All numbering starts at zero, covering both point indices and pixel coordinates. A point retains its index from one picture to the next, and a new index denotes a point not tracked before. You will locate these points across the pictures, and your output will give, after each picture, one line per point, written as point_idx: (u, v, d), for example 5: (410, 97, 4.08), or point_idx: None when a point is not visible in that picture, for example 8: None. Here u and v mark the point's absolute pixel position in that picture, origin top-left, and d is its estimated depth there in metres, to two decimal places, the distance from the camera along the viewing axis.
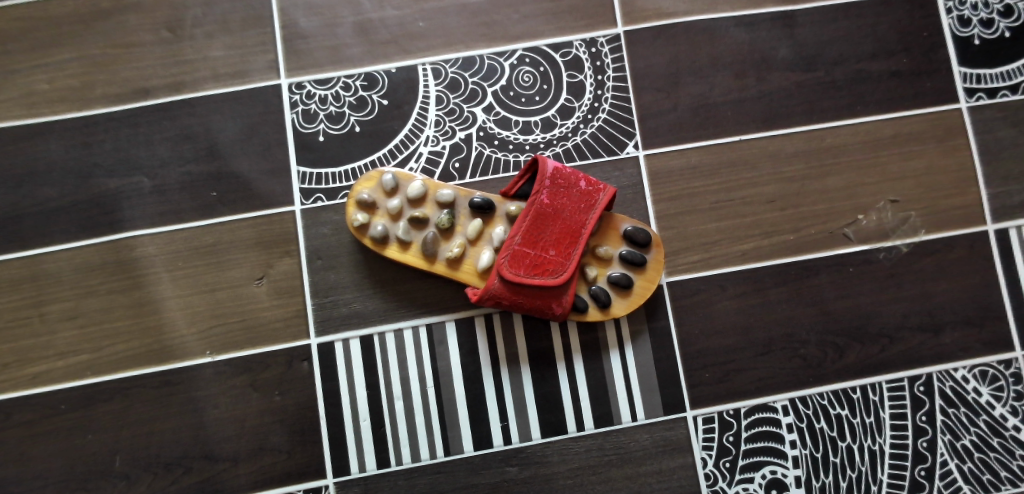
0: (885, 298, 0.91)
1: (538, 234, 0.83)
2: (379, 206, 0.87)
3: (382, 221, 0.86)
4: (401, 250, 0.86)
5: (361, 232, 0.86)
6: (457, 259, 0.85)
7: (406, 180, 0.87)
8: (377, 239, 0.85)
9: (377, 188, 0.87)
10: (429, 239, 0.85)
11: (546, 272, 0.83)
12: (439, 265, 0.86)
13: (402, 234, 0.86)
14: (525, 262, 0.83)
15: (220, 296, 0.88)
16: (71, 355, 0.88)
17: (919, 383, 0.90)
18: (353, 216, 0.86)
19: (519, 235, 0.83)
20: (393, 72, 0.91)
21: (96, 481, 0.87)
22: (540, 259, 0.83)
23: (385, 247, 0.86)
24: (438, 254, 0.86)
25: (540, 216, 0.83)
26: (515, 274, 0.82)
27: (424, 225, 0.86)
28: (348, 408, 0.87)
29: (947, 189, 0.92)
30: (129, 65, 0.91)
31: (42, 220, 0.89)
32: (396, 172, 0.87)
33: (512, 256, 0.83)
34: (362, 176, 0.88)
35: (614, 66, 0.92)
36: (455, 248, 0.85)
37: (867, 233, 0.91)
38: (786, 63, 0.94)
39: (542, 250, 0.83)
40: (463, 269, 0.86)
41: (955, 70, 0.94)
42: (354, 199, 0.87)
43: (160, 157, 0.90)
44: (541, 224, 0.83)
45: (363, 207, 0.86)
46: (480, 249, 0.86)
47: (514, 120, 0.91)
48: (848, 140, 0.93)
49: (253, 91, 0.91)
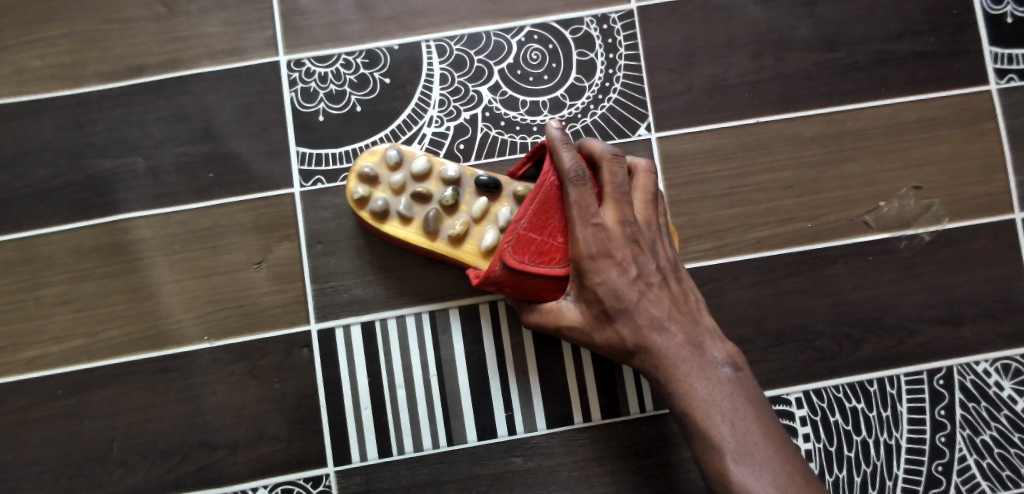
0: (905, 289, 0.88)
1: (546, 219, 0.75)
2: (381, 180, 0.83)
3: (384, 195, 0.82)
4: (401, 227, 0.82)
5: (359, 206, 0.82)
6: (459, 237, 0.81)
7: (412, 155, 0.84)
8: (376, 214, 0.82)
9: (382, 162, 0.84)
10: (432, 216, 0.81)
11: (553, 262, 0.75)
12: (442, 244, 0.81)
13: (403, 210, 0.82)
14: (531, 249, 0.75)
15: (218, 281, 0.86)
16: (66, 340, 0.86)
17: (939, 377, 0.87)
18: (352, 189, 0.82)
19: (526, 219, 0.75)
20: (395, 50, 0.88)
21: (92, 468, 0.85)
22: (548, 247, 0.75)
23: (385, 223, 0.82)
24: (440, 232, 0.81)
25: (549, 200, 0.76)
26: (519, 260, 0.74)
27: (428, 202, 0.82)
28: (349, 396, 0.85)
29: (972, 176, 0.89)
30: (123, 41, 0.88)
31: (34, 201, 0.86)
32: (401, 148, 0.84)
33: (517, 241, 0.75)
34: (365, 150, 0.84)
35: (626, 43, 0.89)
36: (458, 225, 0.81)
37: (887, 221, 0.88)
38: (805, 43, 0.90)
39: (551, 237, 0.75)
40: (465, 248, 0.81)
41: (985, 49, 0.90)
42: (353, 172, 0.83)
43: (155, 138, 0.87)
44: (551, 208, 0.76)
45: (364, 180, 0.83)
46: (485, 230, 0.82)
47: (521, 101, 0.88)
48: (870, 124, 0.89)
49: (250, 69, 0.88)
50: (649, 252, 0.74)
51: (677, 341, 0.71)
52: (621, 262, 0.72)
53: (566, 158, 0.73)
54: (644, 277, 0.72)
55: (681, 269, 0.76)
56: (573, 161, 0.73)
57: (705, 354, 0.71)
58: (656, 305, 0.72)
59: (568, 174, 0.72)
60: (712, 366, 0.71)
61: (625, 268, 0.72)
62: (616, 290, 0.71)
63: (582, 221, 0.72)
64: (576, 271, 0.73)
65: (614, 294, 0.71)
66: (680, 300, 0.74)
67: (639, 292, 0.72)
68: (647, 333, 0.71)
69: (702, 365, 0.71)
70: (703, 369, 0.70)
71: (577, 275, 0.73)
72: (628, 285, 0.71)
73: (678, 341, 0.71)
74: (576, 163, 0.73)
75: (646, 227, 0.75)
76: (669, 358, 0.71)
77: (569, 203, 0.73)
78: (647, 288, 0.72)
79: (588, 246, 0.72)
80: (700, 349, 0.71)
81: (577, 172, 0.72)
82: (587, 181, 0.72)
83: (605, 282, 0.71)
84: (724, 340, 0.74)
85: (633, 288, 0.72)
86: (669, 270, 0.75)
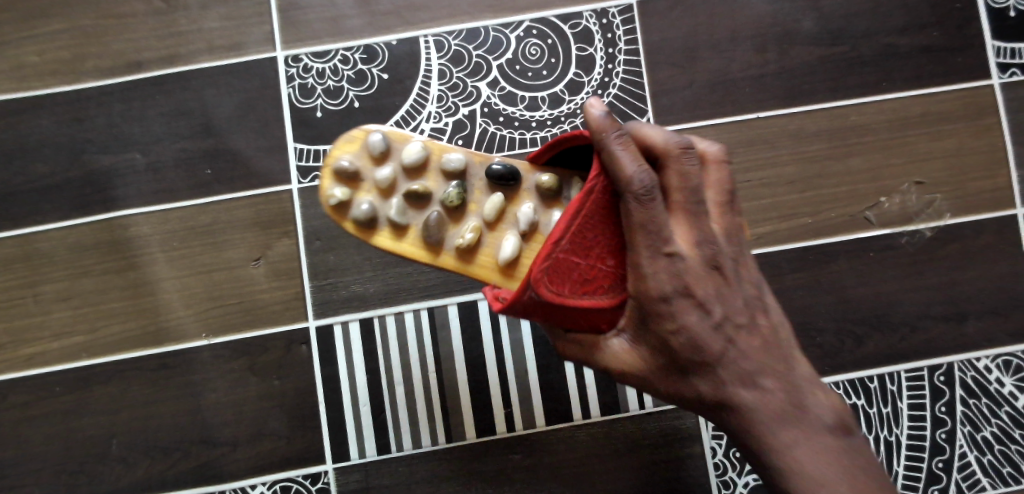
0: (907, 285, 0.87)
1: (594, 237, 0.55)
2: (365, 178, 0.66)
3: (369, 197, 0.66)
4: (395, 239, 0.65)
5: (339, 213, 0.65)
6: (470, 247, 0.64)
7: (403, 142, 0.67)
8: (362, 222, 0.65)
9: (364, 152, 0.67)
10: (433, 222, 0.64)
11: (598, 291, 0.56)
12: (448, 258, 0.65)
13: (396, 215, 0.65)
14: (571, 277, 0.55)
15: (217, 278, 0.86)
16: (66, 336, 0.86)
17: (939, 373, 0.86)
18: (328, 191, 0.65)
19: (568, 238, 0.55)
20: (393, 45, 0.87)
21: (93, 464, 0.85)
22: (592, 273, 0.56)
23: (374, 233, 0.65)
24: (445, 242, 0.65)
25: (601, 211, 0.55)
26: (558, 293, 0.55)
27: (426, 202, 0.66)
28: (347, 392, 0.85)
29: (976, 172, 0.88)
30: (121, 37, 0.88)
31: (33, 197, 0.86)
32: (387, 132, 0.67)
33: (554, 268, 0.55)
34: (341, 137, 0.67)
35: (627, 38, 0.88)
36: (468, 233, 0.64)
37: (889, 217, 0.87)
38: (807, 37, 0.89)
39: (596, 259, 0.56)
40: (478, 262, 0.65)
41: (990, 43, 0.89)
42: (328, 168, 0.66)
43: (153, 134, 0.87)
44: (599, 222, 0.55)
45: (343, 180, 0.66)
46: (503, 236, 0.65)
47: (520, 96, 0.87)
48: (872, 119, 0.88)
49: (247, 64, 0.87)
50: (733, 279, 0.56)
51: (773, 392, 0.54)
52: (700, 298, 0.54)
53: (627, 163, 0.52)
54: (727, 315, 0.55)
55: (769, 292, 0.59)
56: (637, 166, 0.52)
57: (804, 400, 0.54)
58: (744, 348, 0.55)
59: (630, 185, 0.52)
60: (820, 434, 0.54)
61: (707, 308, 0.54)
62: (695, 336, 0.54)
63: (650, 249, 0.53)
64: (640, 311, 0.55)
65: (693, 341, 0.54)
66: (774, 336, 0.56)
67: (721, 332, 0.55)
68: (735, 385, 0.54)
69: (810, 432, 0.54)
70: (807, 421, 0.54)
71: (641, 315, 0.55)
72: (708, 326, 0.54)
73: (774, 390, 0.54)
74: (643, 168, 0.52)
75: (731, 250, 0.57)
76: (764, 418, 0.54)
77: (630, 223, 0.53)
78: (732, 326, 0.55)
79: (659, 282, 0.53)
80: (801, 396, 0.55)
81: (644, 182, 0.52)
82: (656, 194, 0.52)
83: (681, 326, 0.54)
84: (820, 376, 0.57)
85: (714, 328, 0.54)
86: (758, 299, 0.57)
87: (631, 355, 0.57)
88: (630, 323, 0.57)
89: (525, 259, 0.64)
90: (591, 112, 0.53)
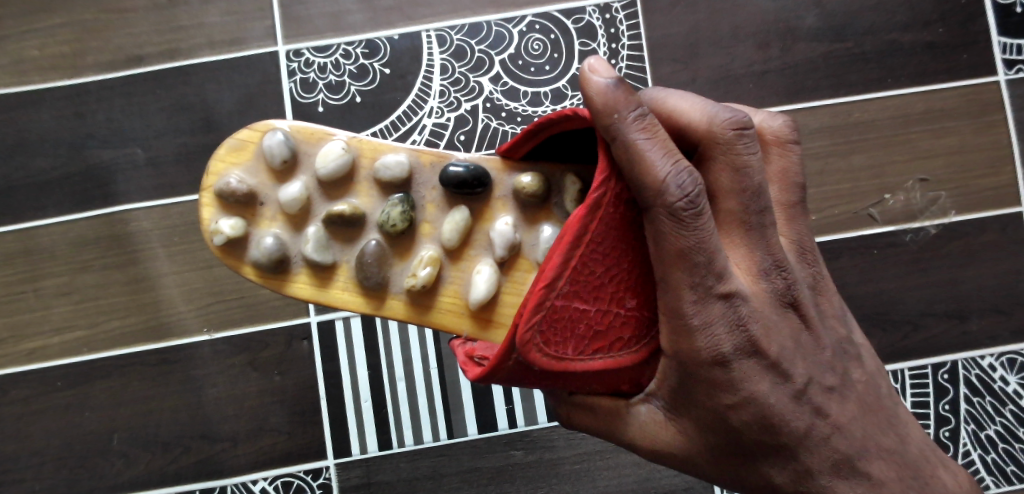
0: (911, 282, 0.87)
1: (594, 272, 0.46)
2: (265, 203, 0.54)
3: (275, 228, 0.54)
4: (320, 282, 0.54)
5: (235, 252, 0.54)
6: (423, 289, 0.54)
7: (312, 144, 0.55)
8: (271, 263, 0.53)
9: (260, 163, 0.54)
10: (368, 256, 0.53)
11: (613, 347, 0.48)
12: (393, 301, 0.54)
13: (315, 252, 0.53)
14: (576, 332, 0.47)
15: (218, 274, 0.85)
16: (66, 331, 0.85)
17: (944, 371, 0.86)
18: (216, 224, 0.54)
19: (568, 277, 0.46)
20: (395, 40, 0.87)
21: (94, 458, 0.86)
22: (604, 323, 0.48)
23: (287, 276, 0.54)
24: (388, 282, 0.54)
25: (602, 241, 0.46)
26: (560, 356, 0.47)
27: (356, 229, 0.54)
28: (348, 388, 0.85)
29: (979, 169, 0.88)
30: (123, 31, 0.88)
31: (34, 192, 0.86)
32: (291, 138, 0.54)
33: (551, 320, 0.46)
34: (227, 143, 0.55)
35: (630, 33, 0.88)
36: (421, 271, 0.53)
37: (893, 214, 0.87)
38: (812, 32, 0.89)
39: (610, 303, 0.48)
40: (440, 304, 0.54)
41: (995, 40, 0.89)
42: (214, 190, 0.54)
43: (154, 128, 0.86)
44: (612, 250, 0.47)
45: (238, 205, 0.54)
46: (467, 267, 0.54)
47: (522, 91, 0.87)
48: (877, 115, 0.88)
49: (248, 59, 0.87)
50: (796, 325, 0.49)
51: (874, 474, 0.49)
52: (765, 355, 0.47)
53: (658, 163, 0.43)
54: (797, 374, 0.48)
55: (840, 340, 0.53)
56: (672, 168, 0.43)
57: (913, 481, 0.51)
58: (825, 419, 0.49)
59: (662, 196, 0.43)
60: None
61: (772, 375, 0.47)
62: (761, 405, 0.47)
63: (699, 292, 0.44)
64: (684, 374, 0.47)
65: (759, 411, 0.48)
66: (853, 400, 0.51)
67: (796, 400, 0.48)
68: (824, 469, 0.49)
69: None
70: None
71: (686, 380, 0.47)
72: (780, 393, 0.48)
73: (875, 472, 0.50)
74: (678, 171, 0.43)
75: (784, 290, 0.48)
76: None
77: (665, 254, 0.44)
78: (807, 391, 0.49)
79: (716, 341, 0.45)
80: (903, 472, 0.50)
81: (681, 192, 0.43)
82: (700, 206, 0.43)
83: (744, 394, 0.47)
84: (930, 445, 0.54)
85: (785, 395, 0.48)
86: (825, 348, 0.51)
87: (669, 426, 0.50)
88: (665, 387, 0.49)
89: (497, 296, 0.54)
90: (591, 80, 0.44)
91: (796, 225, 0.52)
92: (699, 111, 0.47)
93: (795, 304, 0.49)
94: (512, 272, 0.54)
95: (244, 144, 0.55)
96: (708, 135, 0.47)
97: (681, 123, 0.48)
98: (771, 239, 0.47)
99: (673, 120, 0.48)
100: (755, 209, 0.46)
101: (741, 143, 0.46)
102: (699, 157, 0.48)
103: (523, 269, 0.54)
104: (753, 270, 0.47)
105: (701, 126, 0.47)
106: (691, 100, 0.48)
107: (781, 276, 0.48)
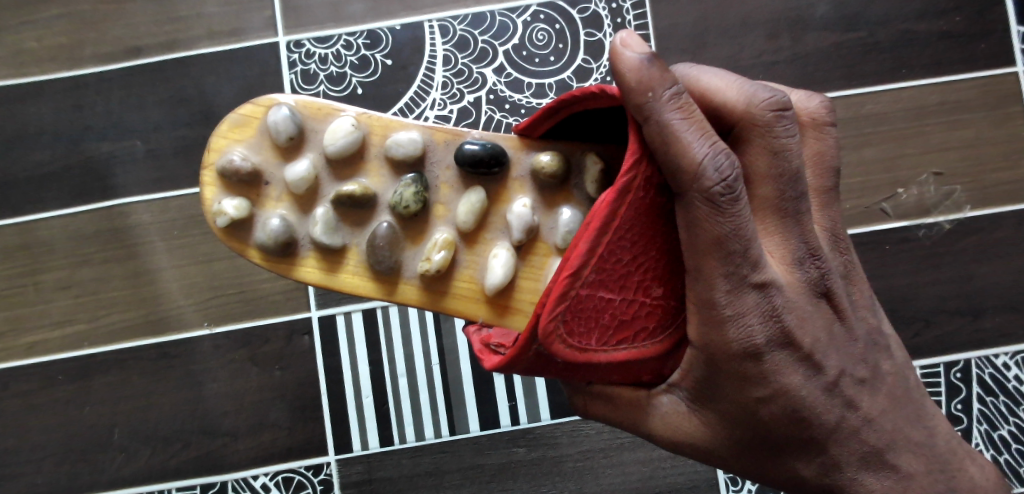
0: (924, 279, 0.85)
1: (618, 259, 0.45)
2: (269, 181, 0.53)
3: (281, 209, 0.53)
4: (329, 266, 0.53)
5: (238, 234, 0.53)
6: (438, 275, 0.52)
7: (319, 120, 0.53)
8: (277, 246, 0.52)
9: (265, 140, 0.53)
10: (379, 240, 0.51)
11: (637, 338, 0.47)
12: (405, 287, 0.53)
13: (324, 234, 0.52)
14: (601, 322, 0.45)
15: (218, 267, 0.84)
16: (66, 325, 0.85)
17: (956, 370, 0.84)
18: (218, 204, 0.52)
19: (593, 266, 0.44)
20: (397, 30, 0.86)
21: (95, 452, 0.85)
22: (629, 313, 0.46)
23: (294, 260, 0.53)
24: (402, 267, 0.52)
25: (628, 225, 0.44)
26: (583, 347, 0.45)
27: (367, 211, 0.53)
28: (349, 383, 0.84)
29: (994, 162, 0.86)
30: (121, 21, 0.87)
31: (32, 186, 0.86)
32: (295, 109, 0.53)
33: (574, 311, 0.44)
34: (228, 119, 0.53)
35: (636, 23, 0.86)
36: (436, 255, 0.52)
37: (905, 209, 0.85)
38: (824, 22, 0.86)
39: (636, 292, 0.46)
40: (456, 291, 0.53)
41: (1013, 30, 0.87)
42: (216, 169, 0.52)
43: (152, 120, 0.85)
44: (639, 238, 0.45)
45: (241, 184, 0.53)
46: (483, 251, 0.53)
47: (526, 83, 0.85)
48: (891, 107, 0.85)
49: (248, 50, 0.85)
50: (829, 317, 0.48)
51: (903, 467, 0.49)
52: (799, 347, 0.46)
53: (693, 145, 0.41)
54: (830, 367, 0.47)
55: (871, 331, 0.51)
56: (708, 150, 0.41)
57: (940, 474, 0.50)
58: (856, 412, 0.48)
59: (699, 181, 0.41)
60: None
61: (803, 366, 0.46)
62: (793, 398, 0.46)
63: (732, 282, 0.43)
64: (713, 368, 0.46)
65: (789, 404, 0.46)
66: (885, 393, 0.50)
67: (828, 393, 0.47)
68: (852, 462, 0.48)
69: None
70: None
71: (715, 374, 0.46)
72: (812, 386, 0.46)
73: (903, 464, 0.49)
74: (714, 153, 0.41)
75: (818, 277, 0.46)
76: None
77: (698, 241, 0.42)
78: (840, 383, 0.48)
79: (749, 333, 0.44)
80: (931, 465, 0.50)
81: (718, 177, 0.41)
82: (735, 191, 0.41)
83: (775, 388, 0.46)
84: (961, 440, 0.52)
85: (817, 388, 0.47)
86: (859, 340, 0.49)
87: (692, 418, 0.49)
88: (689, 378, 0.48)
89: (515, 281, 0.52)
90: (623, 55, 0.42)
91: (827, 212, 0.51)
92: (736, 89, 0.45)
93: (829, 294, 0.47)
94: (530, 257, 0.52)
95: (247, 119, 0.54)
96: (744, 117, 0.45)
97: (715, 103, 0.46)
98: (806, 227, 0.46)
99: (706, 99, 0.46)
100: (791, 195, 0.45)
101: (779, 125, 0.44)
102: (734, 140, 0.46)
103: (541, 253, 0.52)
104: (788, 259, 0.46)
105: (739, 106, 0.45)
106: (726, 79, 0.46)
107: (816, 265, 0.46)
